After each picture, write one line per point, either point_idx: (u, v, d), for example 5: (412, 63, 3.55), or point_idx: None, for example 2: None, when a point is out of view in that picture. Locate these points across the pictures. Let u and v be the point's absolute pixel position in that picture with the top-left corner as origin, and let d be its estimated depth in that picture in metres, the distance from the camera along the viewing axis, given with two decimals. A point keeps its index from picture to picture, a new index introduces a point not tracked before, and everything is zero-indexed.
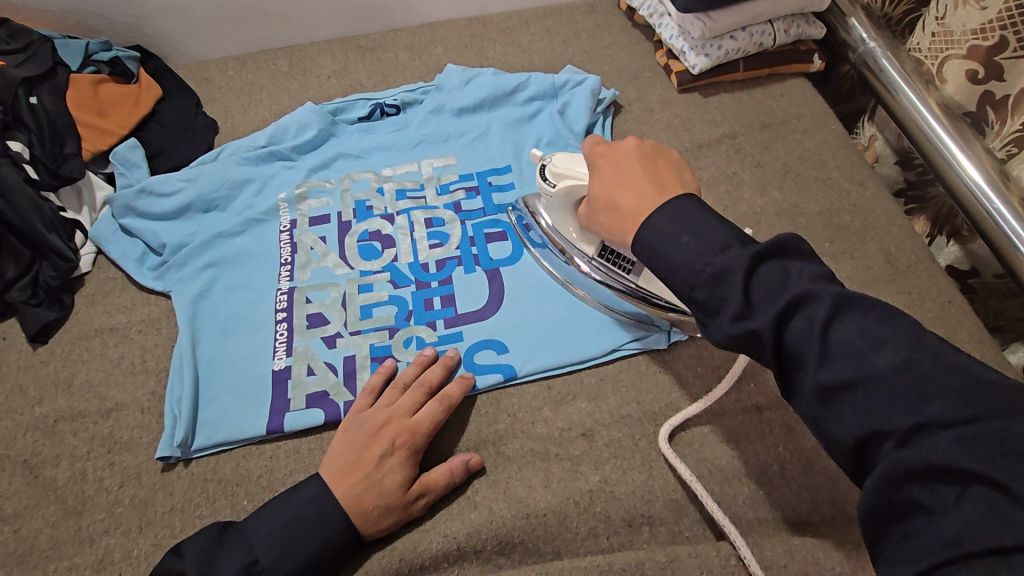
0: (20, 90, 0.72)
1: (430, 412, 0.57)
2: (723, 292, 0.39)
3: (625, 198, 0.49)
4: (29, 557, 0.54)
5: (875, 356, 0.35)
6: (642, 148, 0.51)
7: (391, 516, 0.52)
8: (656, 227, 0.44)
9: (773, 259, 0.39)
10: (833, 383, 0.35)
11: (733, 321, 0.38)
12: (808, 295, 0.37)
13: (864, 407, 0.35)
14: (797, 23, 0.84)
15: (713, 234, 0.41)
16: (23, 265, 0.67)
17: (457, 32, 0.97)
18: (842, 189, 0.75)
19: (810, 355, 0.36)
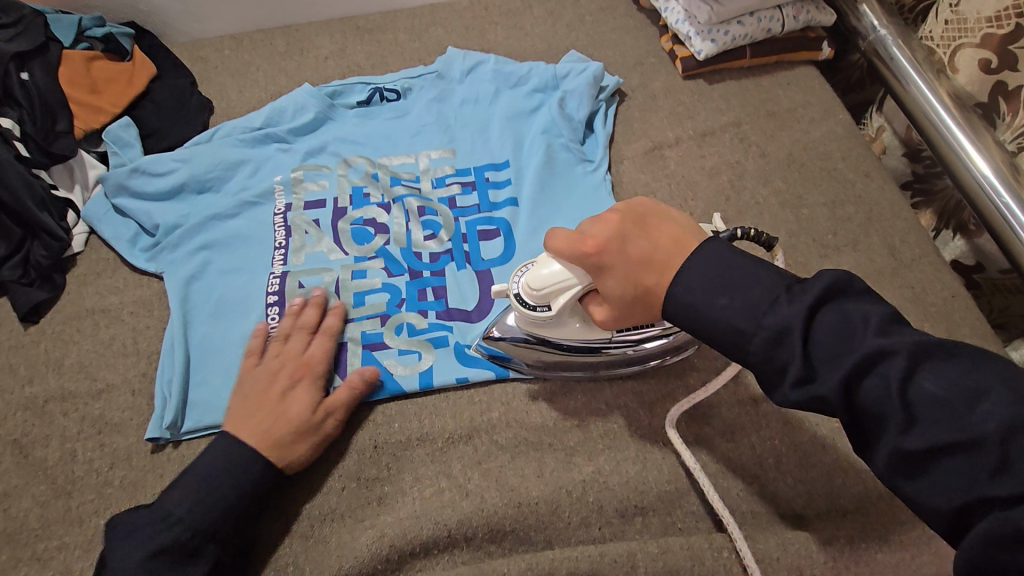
0: (12, 65, 0.70)
1: (318, 346, 0.60)
2: (782, 354, 0.38)
3: (650, 280, 0.45)
4: (18, 536, 0.54)
5: (973, 419, 0.34)
6: (626, 218, 0.48)
7: (308, 441, 0.55)
8: (693, 293, 0.42)
9: (827, 309, 0.38)
10: (919, 450, 0.35)
11: (797, 385, 0.38)
12: (882, 350, 0.36)
13: (960, 473, 0.34)
14: (806, 9, 0.82)
15: (755, 288, 0.40)
16: (14, 244, 0.66)
17: (458, 14, 0.95)
18: (846, 180, 0.74)
19: (891, 418, 0.36)
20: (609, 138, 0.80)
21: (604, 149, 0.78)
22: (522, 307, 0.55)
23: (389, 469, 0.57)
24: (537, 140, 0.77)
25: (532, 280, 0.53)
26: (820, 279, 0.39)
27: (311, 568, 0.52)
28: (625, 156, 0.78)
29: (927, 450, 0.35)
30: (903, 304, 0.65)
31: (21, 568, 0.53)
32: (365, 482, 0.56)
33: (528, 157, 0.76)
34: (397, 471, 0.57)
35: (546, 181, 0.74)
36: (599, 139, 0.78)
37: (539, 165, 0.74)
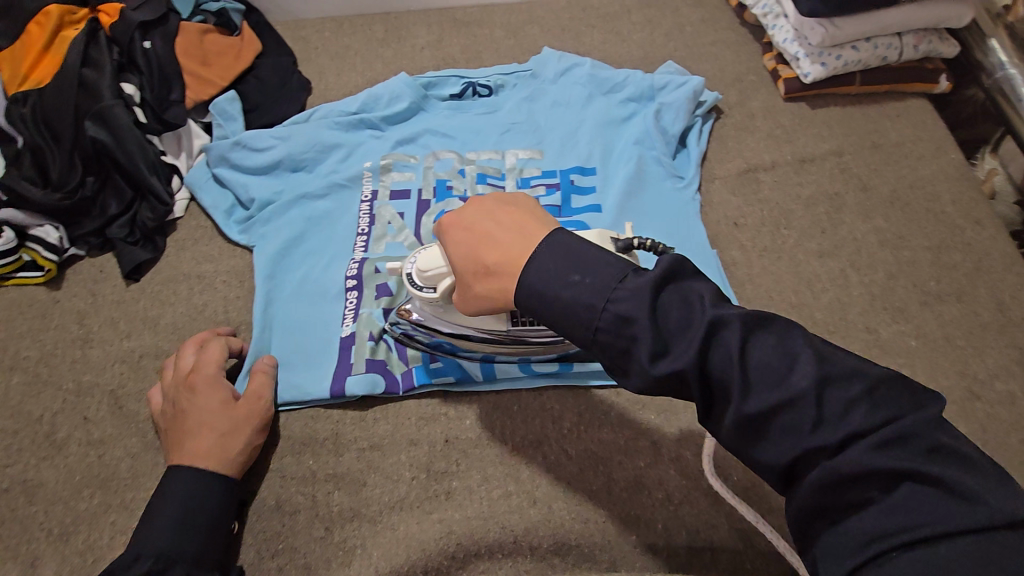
0: (137, 34, 0.74)
1: (204, 353, 0.60)
2: (629, 333, 0.35)
3: (493, 256, 0.42)
4: (110, 482, 0.57)
5: (793, 378, 0.32)
6: (484, 200, 0.45)
7: (239, 437, 0.55)
8: (541, 271, 0.38)
9: (669, 288, 0.36)
10: (758, 414, 0.32)
11: (651, 362, 0.34)
12: (719, 321, 0.33)
13: (789, 430, 0.32)
14: (928, 39, 0.78)
15: (606, 264, 0.37)
16: (126, 203, 0.70)
17: (555, 13, 0.94)
18: (954, 225, 0.70)
19: (734, 384, 0.33)
20: (701, 155, 0.78)
21: (696, 166, 0.76)
22: (411, 288, 0.53)
23: (458, 464, 0.58)
24: (628, 149, 0.75)
25: (423, 262, 0.52)
26: (659, 262, 0.36)
27: (379, 554, 0.53)
28: (716, 175, 0.76)
29: (765, 414, 0.32)
30: (1008, 365, 0.61)
31: (111, 514, 0.56)
32: (433, 475, 0.57)
33: (617, 168, 0.75)
34: (466, 468, 0.57)
35: (633, 193, 0.72)
36: (692, 155, 0.76)
37: (628, 174, 0.73)
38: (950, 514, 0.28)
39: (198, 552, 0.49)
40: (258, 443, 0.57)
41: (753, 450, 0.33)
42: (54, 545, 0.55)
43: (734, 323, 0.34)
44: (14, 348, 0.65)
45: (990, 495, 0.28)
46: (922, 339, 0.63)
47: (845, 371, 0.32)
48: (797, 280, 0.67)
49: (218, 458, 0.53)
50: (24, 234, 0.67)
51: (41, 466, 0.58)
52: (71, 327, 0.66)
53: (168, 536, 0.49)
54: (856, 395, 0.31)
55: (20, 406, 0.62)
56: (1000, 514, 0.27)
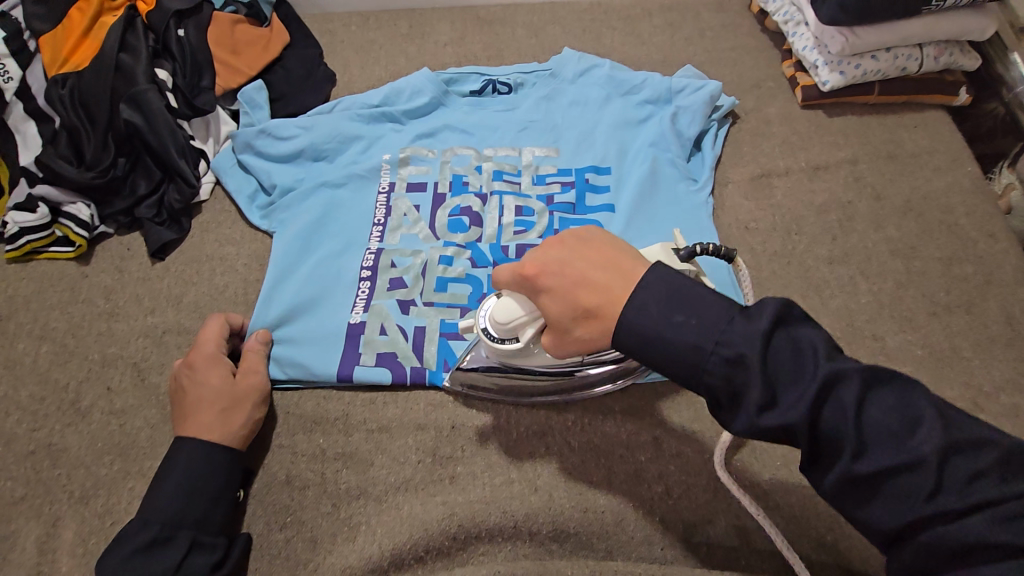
0: (172, 22, 0.77)
1: (206, 332, 0.62)
2: (740, 378, 0.36)
3: (591, 301, 0.41)
4: (130, 450, 0.60)
5: (915, 440, 0.33)
6: (566, 240, 0.44)
7: (238, 410, 0.58)
8: (643, 310, 0.39)
9: (778, 332, 0.36)
10: (869, 474, 0.34)
11: (760, 412, 0.35)
12: (836, 375, 0.35)
13: (903, 493, 0.33)
14: (950, 51, 0.78)
15: (710, 306, 0.38)
16: (154, 184, 0.73)
17: (577, 15, 0.95)
18: (968, 238, 0.70)
19: (846, 443, 0.34)
20: (715, 159, 0.78)
21: (710, 170, 0.76)
22: (490, 342, 0.53)
23: (463, 450, 0.59)
24: (643, 151, 0.76)
25: (498, 314, 0.51)
26: (767, 303, 0.37)
27: (383, 531, 0.55)
28: (730, 179, 0.77)
29: (877, 474, 0.34)
30: (1014, 378, 0.61)
31: (130, 480, 0.58)
32: (439, 459, 0.59)
33: (632, 169, 0.76)
34: (470, 454, 0.59)
35: (645, 196, 0.73)
36: (706, 159, 0.77)
37: (642, 176, 0.74)
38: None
39: (204, 517, 0.53)
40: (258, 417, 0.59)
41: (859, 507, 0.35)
42: (75, 507, 0.57)
43: (852, 377, 0.35)
44: (43, 319, 0.68)
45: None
46: (929, 349, 0.63)
47: (971, 438, 0.33)
48: (805, 285, 0.68)
49: (217, 431, 0.56)
50: (58, 210, 0.71)
51: (65, 432, 0.61)
52: (97, 301, 0.69)
53: (172, 506, 0.52)
54: (984, 466, 0.33)
55: (47, 374, 0.64)
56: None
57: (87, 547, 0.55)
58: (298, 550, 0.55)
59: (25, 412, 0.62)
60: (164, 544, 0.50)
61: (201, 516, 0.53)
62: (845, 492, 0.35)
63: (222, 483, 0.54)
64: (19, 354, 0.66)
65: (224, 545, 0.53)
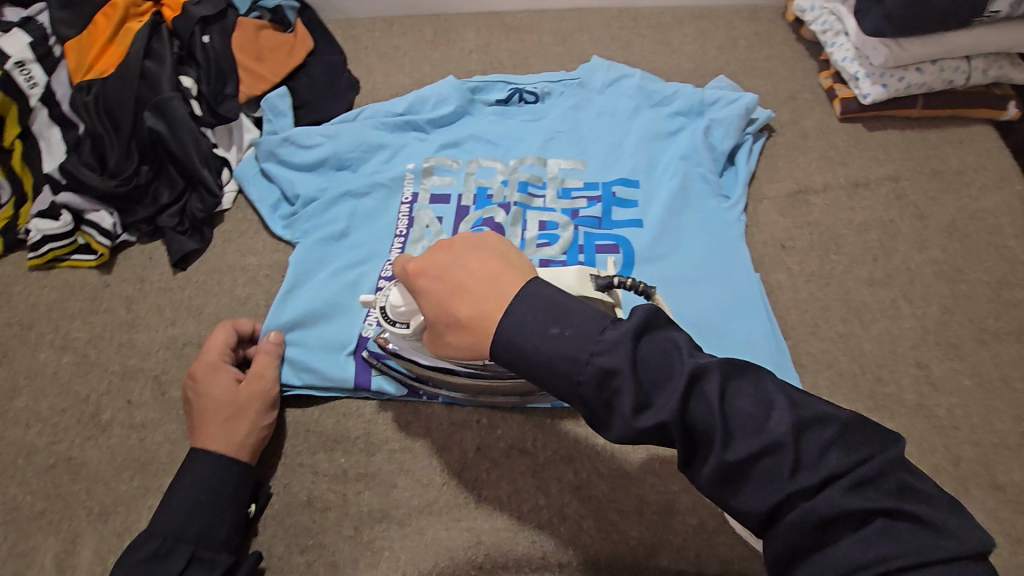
0: (197, 28, 0.76)
1: (211, 339, 0.61)
2: (612, 388, 0.34)
3: (464, 310, 0.38)
4: (150, 466, 0.59)
5: (771, 423, 0.33)
6: (454, 244, 0.42)
7: (244, 417, 0.56)
8: (519, 324, 0.36)
9: (646, 337, 0.35)
10: (741, 462, 0.33)
11: (635, 416, 0.34)
12: (700, 369, 0.34)
13: (769, 476, 0.32)
14: (999, 63, 0.74)
15: (583, 316, 0.36)
16: (177, 193, 0.72)
17: (605, 22, 0.93)
18: (1018, 260, 0.67)
19: (717, 434, 0.33)
20: (749, 174, 0.76)
21: (743, 185, 0.74)
22: (386, 323, 0.53)
23: (488, 474, 0.57)
24: (674, 165, 0.74)
25: (394, 297, 0.52)
26: (636, 310, 0.36)
27: (406, 558, 0.53)
28: (764, 195, 0.74)
29: (745, 463, 0.32)
30: None
31: (149, 498, 0.57)
32: (463, 483, 0.57)
33: (661, 183, 0.73)
34: (496, 478, 0.57)
35: (674, 211, 0.70)
36: (739, 174, 0.75)
37: (672, 191, 0.71)
38: (927, 545, 0.29)
39: (206, 532, 0.51)
40: (267, 428, 0.58)
41: (734, 498, 0.34)
42: (93, 524, 0.56)
43: (712, 369, 0.34)
44: (65, 329, 0.67)
45: (957, 528, 0.30)
46: (977, 378, 0.60)
47: (822, 414, 0.33)
48: (845, 307, 0.65)
49: (230, 444, 0.55)
50: (80, 218, 0.70)
51: (85, 446, 0.60)
52: (119, 311, 0.68)
53: (180, 522, 0.50)
54: (831, 438, 0.32)
55: (68, 386, 0.64)
56: (967, 548, 0.30)
57: (105, 565, 0.54)
58: (319, 575, 0.53)
59: (45, 425, 0.61)
60: (163, 560, 0.49)
61: (199, 532, 0.51)
62: (722, 484, 0.33)
63: (230, 496, 0.53)
64: (41, 364, 0.65)
65: (224, 564, 0.50)
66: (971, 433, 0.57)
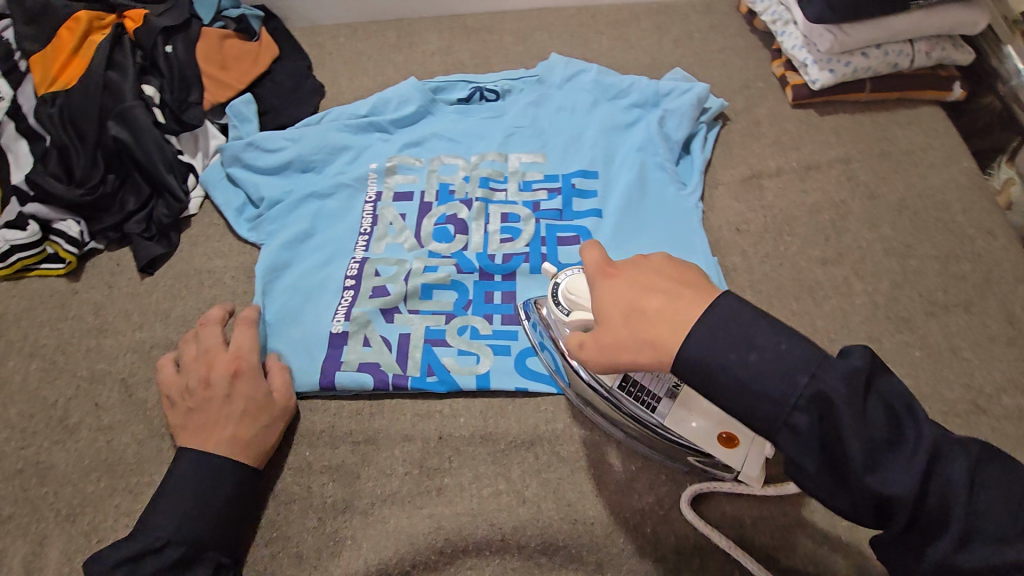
0: (160, 38, 0.78)
1: (244, 339, 0.60)
2: (828, 439, 0.34)
3: (646, 317, 0.39)
4: (117, 467, 0.60)
5: (1022, 537, 0.33)
6: (651, 257, 0.43)
7: (269, 416, 0.57)
8: (708, 338, 0.36)
9: (869, 395, 0.35)
10: (972, 566, 0.34)
11: (864, 475, 0.33)
12: (939, 451, 0.34)
13: None
14: (942, 45, 0.76)
15: (791, 350, 0.35)
16: (144, 200, 0.74)
17: (565, 20, 0.95)
18: (965, 235, 0.69)
19: (952, 528, 0.34)
20: (705, 162, 0.77)
21: (699, 174, 0.75)
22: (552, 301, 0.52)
23: (451, 461, 0.58)
24: (630, 157, 0.76)
25: (572, 284, 0.51)
26: (858, 359, 0.35)
27: (369, 545, 0.54)
28: (720, 181, 0.76)
29: (979, 567, 0.33)
30: (1018, 379, 0.60)
31: (116, 498, 0.58)
32: (426, 471, 0.58)
33: (619, 173, 0.75)
34: (458, 465, 0.58)
35: (632, 201, 0.72)
36: (695, 162, 0.76)
37: (629, 181, 0.73)
38: None
39: (200, 537, 0.51)
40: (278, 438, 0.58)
41: None
42: (62, 525, 0.57)
43: (957, 455, 0.34)
44: (33, 337, 0.68)
45: None
46: (927, 350, 0.62)
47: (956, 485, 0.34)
48: (798, 287, 0.67)
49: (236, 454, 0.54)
50: (48, 227, 0.71)
51: (53, 449, 0.61)
52: (88, 317, 0.69)
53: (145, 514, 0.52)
54: None
55: (36, 392, 0.64)
56: None
57: (73, 565, 0.55)
58: (284, 566, 0.54)
59: (14, 430, 0.62)
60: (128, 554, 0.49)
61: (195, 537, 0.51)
62: None
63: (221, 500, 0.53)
64: (10, 371, 0.66)
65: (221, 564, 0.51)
66: (922, 403, 0.59)
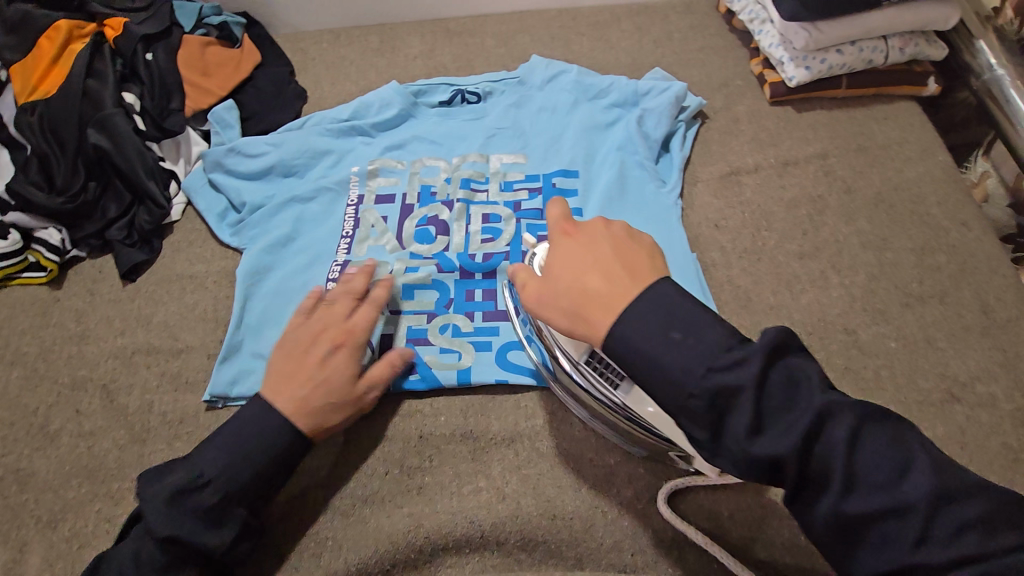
0: (140, 46, 0.78)
1: (363, 315, 0.59)
2: (726, 404, 0.36)
3: (595, 282, 0.42)
4: (97, 473, 0.60)
5: (904, 487, 0.34)
6: (612, 225, 0.46)
7: (338, 411, 0.55)
8: (643, 316, 0.39)
9: (775, 367, 0.36)
10: (855, 514, 0.34)
11: (750, 439, 0.35)
12: (828, 409, 0.35)
13: (880, 537, 0.34)
14: (915, 41, 0.77)
15: (708, 330, 0.38)
16: (124, 207, 0.74)
17: (546, 22, 0.96)
18: (940, 227, 0.69)
19: (834, 482, 0.34)
20: (684, 160, 0.78)
21: (678, 172, 0.76)
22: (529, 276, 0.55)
23: (431, 460, 0.58)
24: (610, 156, 0.76)
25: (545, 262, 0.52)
26: (769, 334, 0.37)
27: (349, 545, 0.54)
28: (699, 179, 0.76)
29: (860, 516, 0.34)
30: (991, 368, 0.60)
31: (97, 503, 0.58)
32: (407, 470, 0.58)
33: (599, 172, 0.75)
34: (438, 463, 0.58)
35: (612, 199, 0.72)
36: (674, 160, 0.77)
37: (609, 180, 0.73)
38: None
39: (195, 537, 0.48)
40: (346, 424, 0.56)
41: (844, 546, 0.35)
42: (43, 532, 0.57)
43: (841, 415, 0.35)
44: (14, 344, 0.68)
45: None
46: (903, 341, 0.62)
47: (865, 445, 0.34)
48: (776, 281, 0.67)
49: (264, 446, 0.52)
50: (29, 236, 0.71)
51: (33, 456, 0.61)
52: (70, 324, 0.69)
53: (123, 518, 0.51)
54: (967, 518, 0.33)
55: (18, 399, 0.64)
56: None
57: (53, 571, 0.55)
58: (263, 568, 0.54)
59: None
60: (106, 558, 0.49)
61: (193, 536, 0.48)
62: (834, 530, 0.35)
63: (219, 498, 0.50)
64: None
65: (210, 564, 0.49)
66: (897, 393, 0.59)
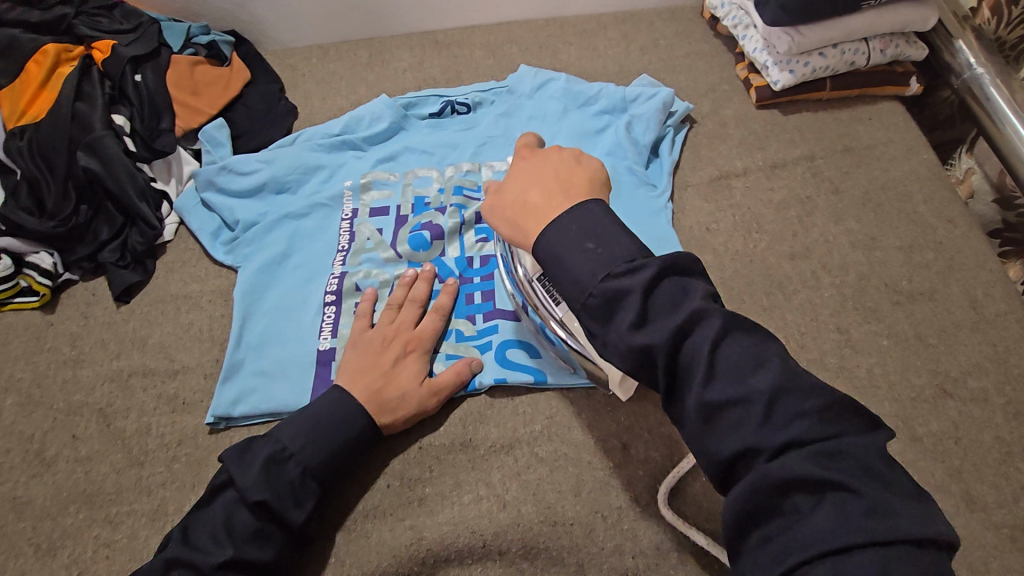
0: (128, 68, 0.78)
1: (430, 322, 0.63)
2: (617, 307, 0.40)
3: (536, 195, 0.48)
4: (95, 498, 0.59)
5: (756, 379, 0.37)
6: (564, 153, 0.52)
7: (405, 411, 0.58)
8: (568, 225, 0.44)
9: (668, 278, 0.41)
10: (715, 402, 0.37)
11: (631, 332, 0.39)
12: (704, 311, 0.39)
13: (730, 424, 0.37)
14: (895, 43, 0.79)
15: (620, 242, 0.42)
16: (116, 228, 0.74)
17: (533, 32, 0.97)
18: (927, 224, 0.70)
19: (697, 373, 0.38)
20: (673, 164, 0.79)
21: (668, 176, 0.77)
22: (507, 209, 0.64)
23: (431, 470, 0.58)
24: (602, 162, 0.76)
25: None
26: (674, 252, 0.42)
27: (351, 561, 0.54)
28: (689, 183, 0.77)
29: (718, 404, 0.37)
30: (982, 362, 0.61)
31: (95, 528, 0.58)
32: (407, 482, 0.58)
33: None
34: (438, 474, 0.58)
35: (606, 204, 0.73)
36: (664, 164, 0.78)
37: None
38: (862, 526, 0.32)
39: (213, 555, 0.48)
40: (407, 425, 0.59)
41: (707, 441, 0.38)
42: (42, 560, 0.56)
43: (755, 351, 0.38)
44: (8, 371, 0.67)
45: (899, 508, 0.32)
46: (894, 338, 0.63)
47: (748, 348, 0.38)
48: (768, 282, 0.68)
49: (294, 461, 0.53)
50: (20, 260, 0.70)
51: (30, 484, 0.60)
52: (64, 348, 0.69)
53: None
54: (806, 409, 0.36)
55: (13, 426, 0.64)
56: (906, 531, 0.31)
57: None
58: None
59: None
60: None
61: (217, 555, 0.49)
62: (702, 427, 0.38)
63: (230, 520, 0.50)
64: None
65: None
66: (891, 390, 0.60)
